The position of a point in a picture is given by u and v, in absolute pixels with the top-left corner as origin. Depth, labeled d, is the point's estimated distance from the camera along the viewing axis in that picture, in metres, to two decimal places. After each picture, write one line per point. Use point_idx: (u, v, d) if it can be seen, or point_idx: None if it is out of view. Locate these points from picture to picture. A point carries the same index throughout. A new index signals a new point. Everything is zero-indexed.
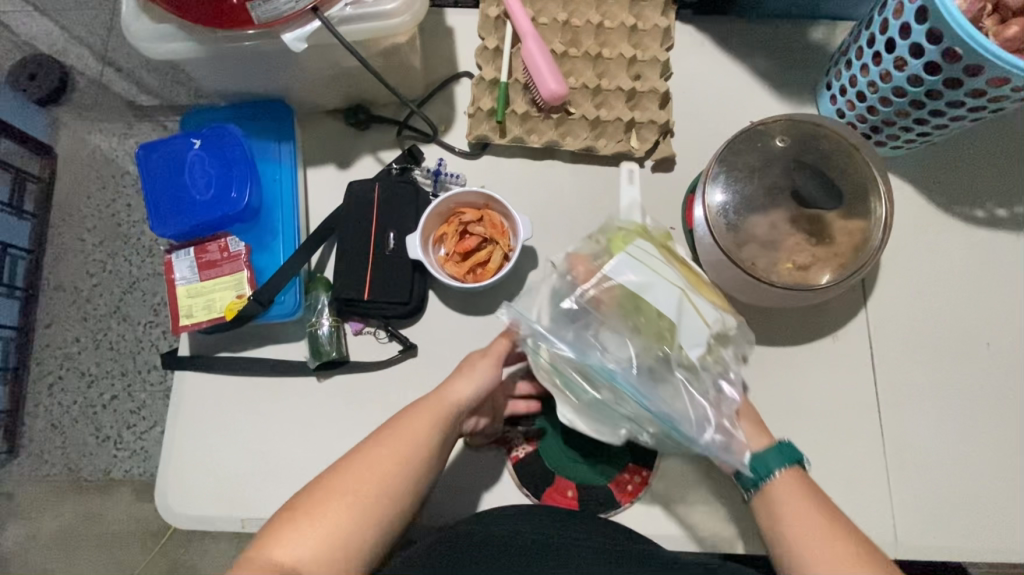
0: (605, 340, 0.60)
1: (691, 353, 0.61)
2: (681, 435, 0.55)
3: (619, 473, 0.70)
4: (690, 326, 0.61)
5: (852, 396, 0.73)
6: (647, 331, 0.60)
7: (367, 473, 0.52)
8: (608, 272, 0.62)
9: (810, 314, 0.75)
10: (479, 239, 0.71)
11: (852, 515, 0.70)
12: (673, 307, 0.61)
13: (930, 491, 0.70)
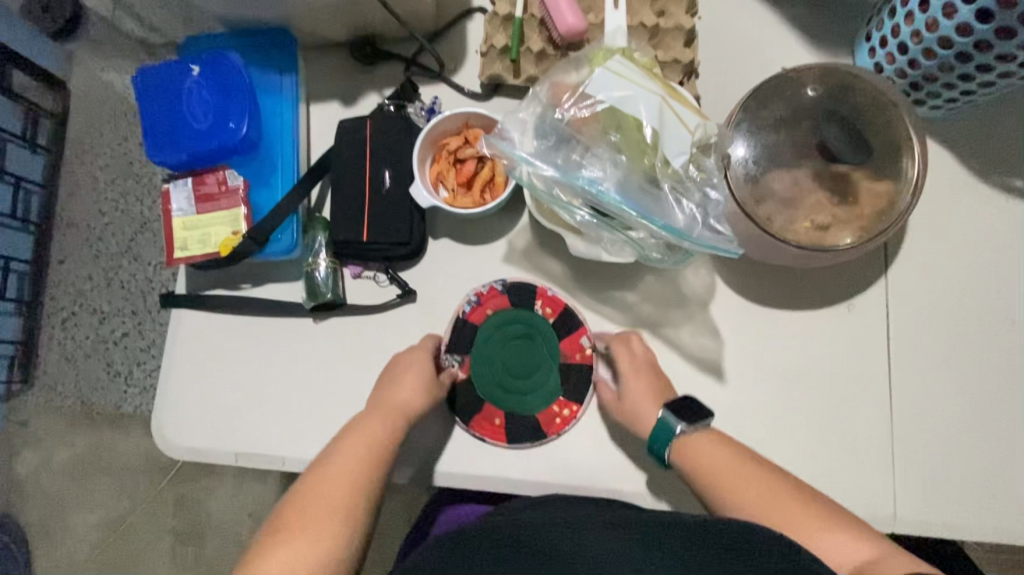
0: (592, 158, 0.56)
1: (677, 163, 0.57)
2: (675, 232, 0.54)
3: (548, 406, 0.69)
4: (671, 141, 0.57)
5: (861, 367, 0.70)
6: (632, 148, 0.56)
7: (338, 482, 0.55)
8: (586, 89, 0.58)
9: (825, 280, 0.71)
10: (474, 161, 0.69)
11: (849, 486, 0.68)
12: (654, 114, 0.56)
13: (933, 468, 0.68)
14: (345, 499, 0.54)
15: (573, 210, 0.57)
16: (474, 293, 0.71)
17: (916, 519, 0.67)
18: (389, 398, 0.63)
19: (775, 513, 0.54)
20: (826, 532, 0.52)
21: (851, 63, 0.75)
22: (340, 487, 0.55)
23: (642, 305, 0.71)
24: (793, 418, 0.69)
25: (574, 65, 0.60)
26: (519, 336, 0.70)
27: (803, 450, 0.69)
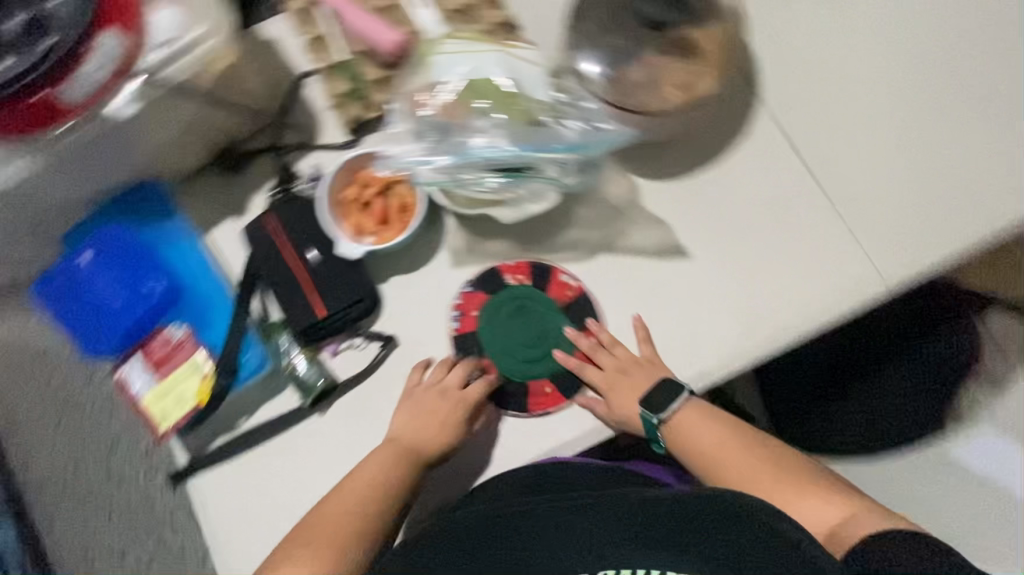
0: (474, 130, 0.60)
1: (544, 95, 0.63)
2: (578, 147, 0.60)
3: (574, 347, 0.73)
4: (533, 85, 0.63)
5: (786, 178, 0.75)
6: (501, 103, 0.62)
7: (343, 501, 0.66)
8: (435, 79, 0.63)
9: (717, 128, 0.77)
10: (378, 197, 0.71)
11: (834, 277, 0.72)
12: (501, 65, 0.63)
13: (891, 224, 0.72)
14: (349, 521, 0.65)
15: (470, 175, 0.61)
16: (453, 308, 0.73)
17: (908, 264, 0.70)
18: (402, 431, 0.69)
19: (766, 489, 0.67)
20: (802, 501, 0.66)
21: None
22: (341, 511, 0.65)
23: (587, 235, 0.75)
24: (758, 252, 0.74)
25: (412, 70, 0.65)
26: (514, 314, 0.73)
27: (782, 272, 0.73)
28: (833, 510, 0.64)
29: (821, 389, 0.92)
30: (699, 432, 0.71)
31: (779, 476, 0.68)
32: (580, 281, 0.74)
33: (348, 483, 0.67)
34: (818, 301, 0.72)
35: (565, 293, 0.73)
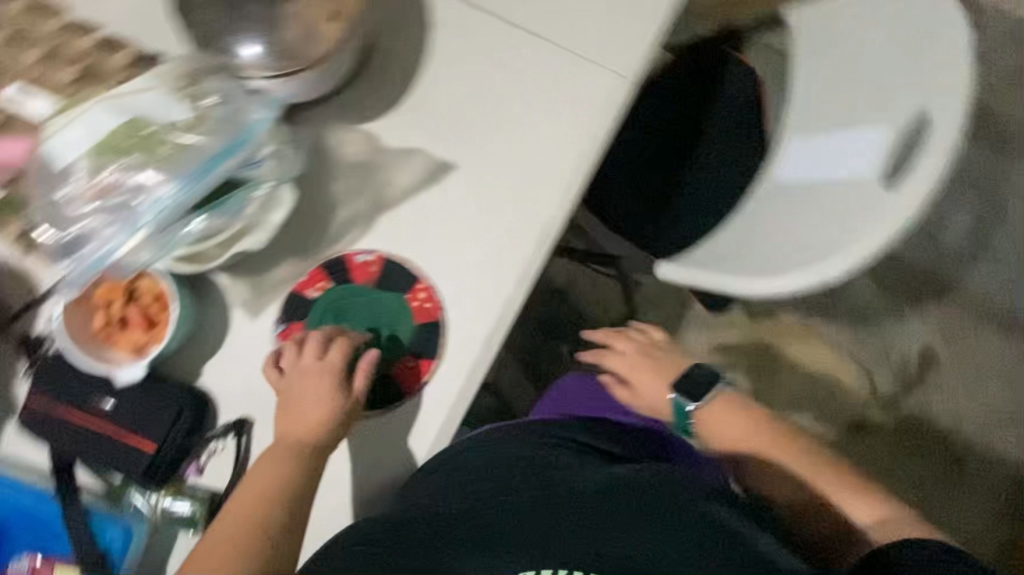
0: (134, 191, 0.52)
1: (174, 105, 0.53)
2: (246, 135, 0.54)
3: (409, 308, 0.68)
4: (156, 104, 0.53)
5: (493, 40, 0.72)
6: (138, 147, 0.52)
7: (245, 503, 0.60)
8: (58, 170, 0.53)
9: (405, 31, 0.72)
10: (127, 308, 0.64)
11: (586, 101, 0.71)
12: (108, 108, 0.52)
13: (603, 26, 0.72)
14: (254, 520, 0.59)
15: (181, 227, 0.55)
16: None
17: (637, 49, 0.71)
18: (288, 422, 0.64)
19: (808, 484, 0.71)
20: (847, 495, 0.69)
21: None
22: (244, 514, 0.59)
23: (355, 206, 0.70)
24: (511, 120, 0.71)
25: (33, 177, 0.54)
26: (337, 319, 0.68)
27: (542, 125, 0.71)
28: (875, 505, 0.67)
29: (658, 206, 0.97)
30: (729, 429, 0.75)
31: (818, 470, 0.71)
32: (376, 251, 0.69)
33: (246, 485, 0.61)
34: (587, 130, 0.70)
35: (370, 271, 0.69)
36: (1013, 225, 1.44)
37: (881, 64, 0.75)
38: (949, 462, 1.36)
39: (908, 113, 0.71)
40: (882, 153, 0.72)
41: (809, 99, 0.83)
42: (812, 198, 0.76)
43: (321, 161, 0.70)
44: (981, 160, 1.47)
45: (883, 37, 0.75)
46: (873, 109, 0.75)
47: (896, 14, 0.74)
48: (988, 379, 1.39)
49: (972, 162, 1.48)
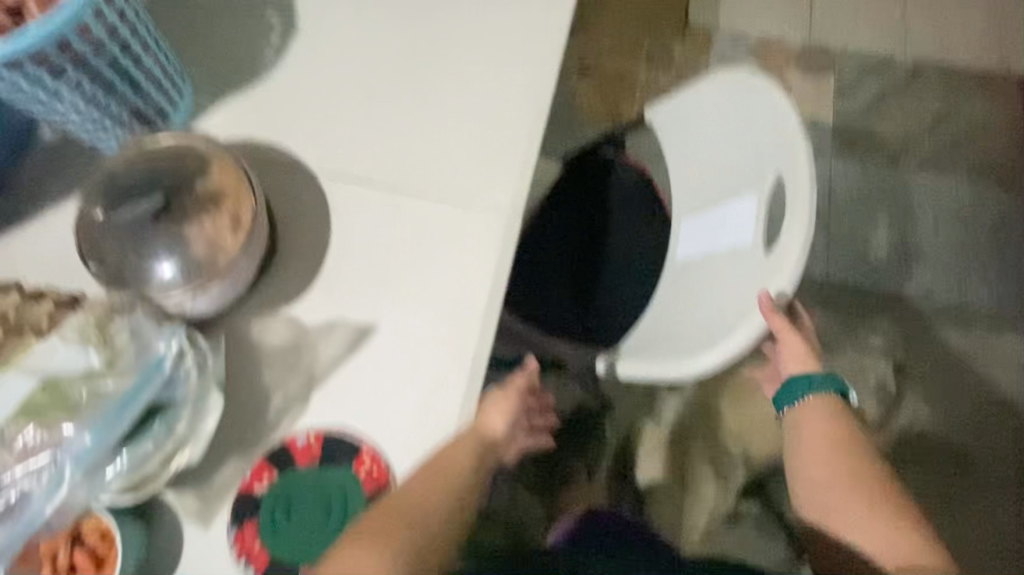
0: (53, 450, 0.55)
1: (85, 358, 0.57)
2: (157, 365, 0.59)
3: (355, 479, 0.68)
4: (66, 361, 0.56)
5: (385, 211, 0.80)
6: (55, 407, 0.55)
7: (426, 477, 0.67)
8: None
9: (306, 220, 0.79)
10: (72, 554, 0.63)
11: (478, 241, 0.78)
12: (20, 379, 0.55)
13: (478, 175, 0.82)
14: (432, 490, 0.66)
15: (109, 464, 0.59)
16: (238, 561, 0.66)
17: (514, 186, 0.81)
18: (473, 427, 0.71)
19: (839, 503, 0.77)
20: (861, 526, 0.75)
21: (105, 158, 0.78)
22: (428, 484, 0.67)
23: (287, 389, 0.72)
24: (416, 275, 0.77)
25: None
26: (289, 509, 0.67)
27: (445, 272, 0.77)
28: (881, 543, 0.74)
29: (583, 310, 1.05)
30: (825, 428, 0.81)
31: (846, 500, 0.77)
32: (313, 429, 0.70)
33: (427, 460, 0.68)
34: (485, 267, 0.77)
35: (312, 453, 0.69)
36: (920, 228, 1.60)
37: (733, 144, 0.85)
38: (954, 461, 1.44)
39: (768, 181, 0.78)
40: (757, 223, 0.79)
41: (690, 183, 0.92)
42: (713, 274, 0.84)
43: (247, 357, 0.73)
44: (873, 181, 1.64)
45: (731, 126, 0.85)
46: (741, 183, 0.83)
47: (730, 103, 0.85)
48: (960, 371, 1.50)
49: (863, 182, 1.64)
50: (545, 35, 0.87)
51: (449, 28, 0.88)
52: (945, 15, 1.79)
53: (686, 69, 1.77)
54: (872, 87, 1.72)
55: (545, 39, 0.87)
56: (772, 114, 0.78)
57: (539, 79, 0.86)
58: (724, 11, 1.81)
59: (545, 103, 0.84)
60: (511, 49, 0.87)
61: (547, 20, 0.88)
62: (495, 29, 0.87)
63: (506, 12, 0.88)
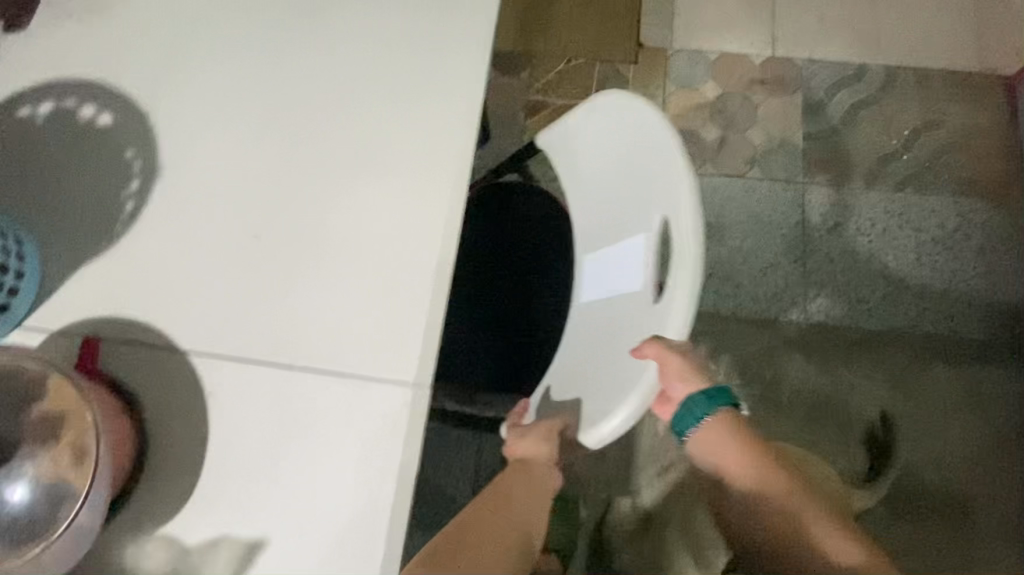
0: None
1: None
2: None
3: None
4: None
5: (267, 390, 0.67)
6: None
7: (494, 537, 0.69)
8: None
9: (179, 410, 0.67)
10: None
11: (378, 421, 0.66)
12: None
13: (375, 333, 0.68)
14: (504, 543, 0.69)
15: None
16: None
17: (417, 337, 0.68)
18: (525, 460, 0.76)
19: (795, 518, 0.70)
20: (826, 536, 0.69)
21: None
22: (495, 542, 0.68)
23: None
24: (308, 470, 0.65)
25: None
26: None
27: (340, 464, 0.65)
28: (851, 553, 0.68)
29: None
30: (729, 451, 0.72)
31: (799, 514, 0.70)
32: None
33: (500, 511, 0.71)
34: (389, 455, 0.65)
35: None
36: (903, 257, 1.49)
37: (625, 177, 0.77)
38: (953, 509, 1.35)
39: (654, 221, 0.72)
40: (648, 267, 0.73)
41: (590, 217, 0.84)
42: (611, 321, 0.77)
43: None
44: (850, 207, 1.52)
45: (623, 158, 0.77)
46: (631, 222, 0.76)
47: (624, 135, 0.77)
48: (957, 410, 1.41)
49: (842, 207, 1.52)
50: (447, 147, 0.73)
51: (333, 149, 0.74)
52: (918, 15, 1.66)
53: (644, 95, 1.63)
54: (845, 101, 1.59)
55: (447, 153, 0.73)
56: (660, 151, 0.71)
57: (446, 193, 0.72)
58: (680, 29, 1.68)
59: (453, 224, 0.71)
60: (407, 169, 0.73)
61: (448, 129, 0.74)
62: (386, 146, 0.74)
63: (403, 113, 0.75)
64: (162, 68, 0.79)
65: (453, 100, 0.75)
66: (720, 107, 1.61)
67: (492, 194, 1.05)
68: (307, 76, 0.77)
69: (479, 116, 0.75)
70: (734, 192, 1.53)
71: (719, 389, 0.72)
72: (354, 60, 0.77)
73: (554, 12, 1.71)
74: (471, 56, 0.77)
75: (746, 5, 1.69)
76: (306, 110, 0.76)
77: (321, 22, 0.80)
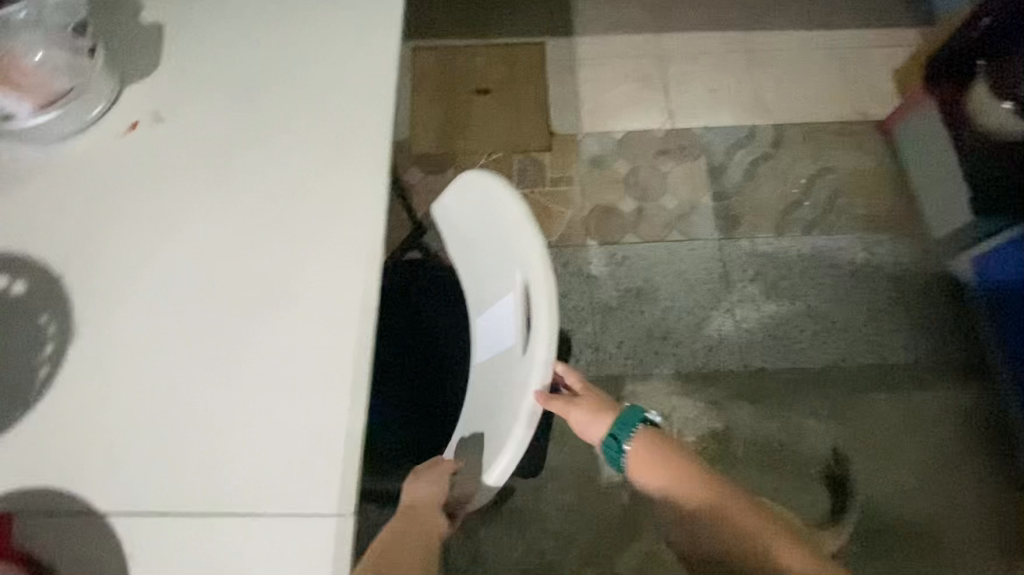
0: None
1: None
2: None
3: None
4: None
5: (189, 538, 0.67)
6: None
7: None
8: None
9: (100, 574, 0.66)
10: None
11: (304, 552, 0.66)
12: None
13: (295, 462, 0.70)
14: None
15: None
16: None
17: (337, 459, 0.70)
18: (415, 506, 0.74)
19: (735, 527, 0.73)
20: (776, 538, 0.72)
21: None
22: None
23: None
24: None
25: None
26: None
27: None
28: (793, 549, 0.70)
29: None
30: (659, 470, 0.76)
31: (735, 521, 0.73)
32: None
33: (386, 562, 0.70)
34: None
35: None
36: (823, 295, 1.58)
37: (490, 245, 0.82)
38: (919, 536, 1.37)
39: (517, 279, 0.77)
40: (517, 319, 0.78)
41: (472, 287, 0.88)
42: (499, 377, 0.80)
43: None
44: (766, 254, 1.62)
45: (483, 228, 0.83)
46: (501, 285, 0.81)
47: (480, 206, 0.82)
48: (902, 434, 1.45)
49: (758, 255, 1.62)
50: (352, 271, 0.78)
51: (244, 286, 0.78)
52: (793, 77, 1.86)
53: (561, 178, 1.75)
54: (743, 160, 1.74)
55: (353, 276, 0.78)
56: (510, 217, 0.77)
57: (359, 308, 0.77)
58: (586, 114, 1.84)
59: (363, 344, 0.75)
60: (316, 296, 0.77)
61: (353, 253, 0.79)
62: (294, 277, 0.79)
63: (309, 244, 0.80)
64: (77, 224, 0.83)
65: (358, 221, 0.81)
66: (632, 179, 1.74)
67: (411, 283, 1.05)
68: (221, 215, 0.83)
69: (381, 240, 0.81)
70: (659, 254, 1.63)
71: (632, 412, 0.79)
72: (260, 201, 0.83)
73: (470, 112, 1.85)
74: (369, 183, 0.84)
75: (640, 87, 1.87)
76: (217, 252, 0.81)
77: (230, 164, 0.86)
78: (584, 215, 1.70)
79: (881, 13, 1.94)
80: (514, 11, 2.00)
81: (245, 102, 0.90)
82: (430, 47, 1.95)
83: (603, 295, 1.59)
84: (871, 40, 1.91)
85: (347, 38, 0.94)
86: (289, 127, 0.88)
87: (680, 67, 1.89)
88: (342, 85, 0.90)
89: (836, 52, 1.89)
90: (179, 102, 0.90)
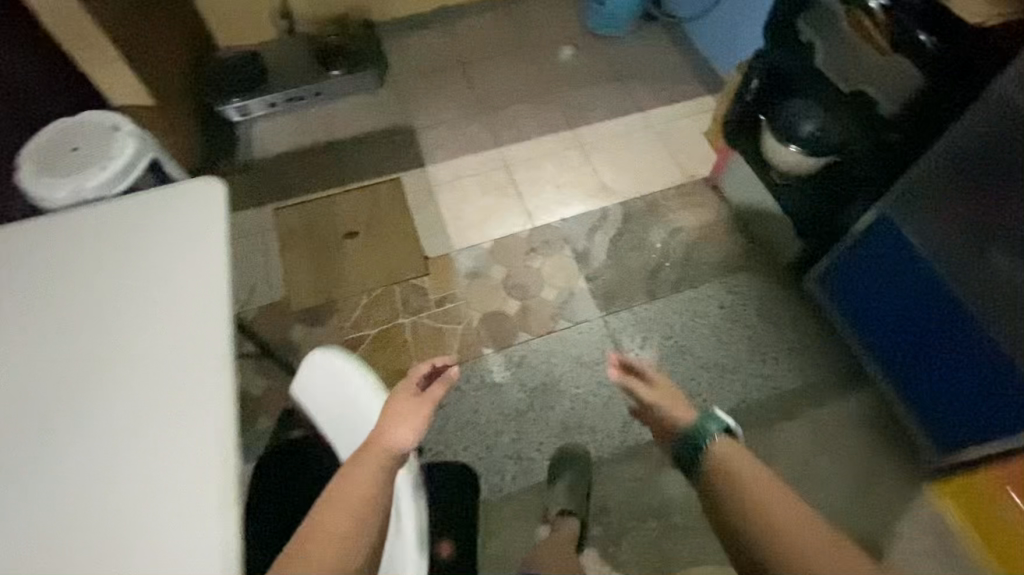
0: None
1: None
2: None
3: None
4: None
5: None
6: None
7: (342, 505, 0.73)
8: None
9: None
10: None
11: None
12: None
13: None
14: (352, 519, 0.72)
15: None
16: None
17: None
18: (380, 437, 0.78)
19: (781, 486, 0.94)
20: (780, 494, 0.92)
21: None
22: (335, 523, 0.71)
23: None
24: None
25: None
26: None
27: None
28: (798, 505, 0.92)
29: None
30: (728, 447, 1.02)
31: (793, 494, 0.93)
32: None
33: (349, 480, 0.75)
34: None
35: None
36: (708, 343, 1.69)
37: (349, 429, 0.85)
38: None
39: None
40: None
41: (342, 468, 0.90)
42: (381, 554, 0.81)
43: None
44: (648, 321, 1.73)
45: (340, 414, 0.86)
46: None
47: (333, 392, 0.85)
48: (817, 459, 1.55)
49: (641, 322, 1.73)
50: (209, 460, 0.86)
51: (108, 505, 0.84)
52: (625, 158, 2.09)
53: (445, 296, 1.79)
54: (602, 240, 1.90)
55: (210, 465, 0.85)
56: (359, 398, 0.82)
57: (219, 492, 0.84)
58: (454, 233, 1.94)
59: (229, 526, 0.82)
60: (180, 493, 0.84)
61: (207, 442, 0.87)
62: (156, 482, 0.85)
63: (165, 447, 0.87)
64: None
65: (210, 391, 0.90)
66: (511, 281, 1.82)
67: (296, 465, 1.04)
68: (75, 441, 0.88)
69: (230, 423, 0.88)
70: (553, 347, 1.69)
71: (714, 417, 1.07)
72: (113, 416, 0.90)
73: (342, 256, 1.89)
74: (214, 371, 0.92)
75: (497, 198, 2.02)
76: (76, 477, 0.86)
77: (84, 375, 0.93)
78: (474, 327, 1.73)
79: (681, 88, 2.25)
80: (365, 155, 2.13)
81: (87, 315, 0.98)
82: (292, 204, 2.01)
83: (510, 400, 1.60)
84: (680, 112, 2.20)
85: (176, 240, 1.04)
86: (131, 324, 0.97)
87: (527, 173, 2.07)
88: (172, 274, 1.00)
89: (654, 128, 2.16)
90: (20, 329, 0.97)
